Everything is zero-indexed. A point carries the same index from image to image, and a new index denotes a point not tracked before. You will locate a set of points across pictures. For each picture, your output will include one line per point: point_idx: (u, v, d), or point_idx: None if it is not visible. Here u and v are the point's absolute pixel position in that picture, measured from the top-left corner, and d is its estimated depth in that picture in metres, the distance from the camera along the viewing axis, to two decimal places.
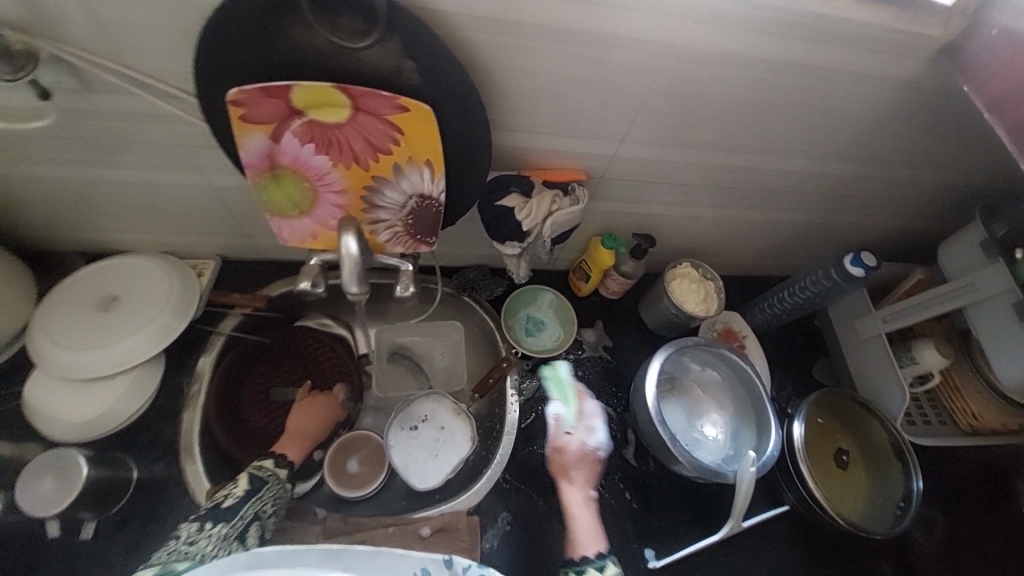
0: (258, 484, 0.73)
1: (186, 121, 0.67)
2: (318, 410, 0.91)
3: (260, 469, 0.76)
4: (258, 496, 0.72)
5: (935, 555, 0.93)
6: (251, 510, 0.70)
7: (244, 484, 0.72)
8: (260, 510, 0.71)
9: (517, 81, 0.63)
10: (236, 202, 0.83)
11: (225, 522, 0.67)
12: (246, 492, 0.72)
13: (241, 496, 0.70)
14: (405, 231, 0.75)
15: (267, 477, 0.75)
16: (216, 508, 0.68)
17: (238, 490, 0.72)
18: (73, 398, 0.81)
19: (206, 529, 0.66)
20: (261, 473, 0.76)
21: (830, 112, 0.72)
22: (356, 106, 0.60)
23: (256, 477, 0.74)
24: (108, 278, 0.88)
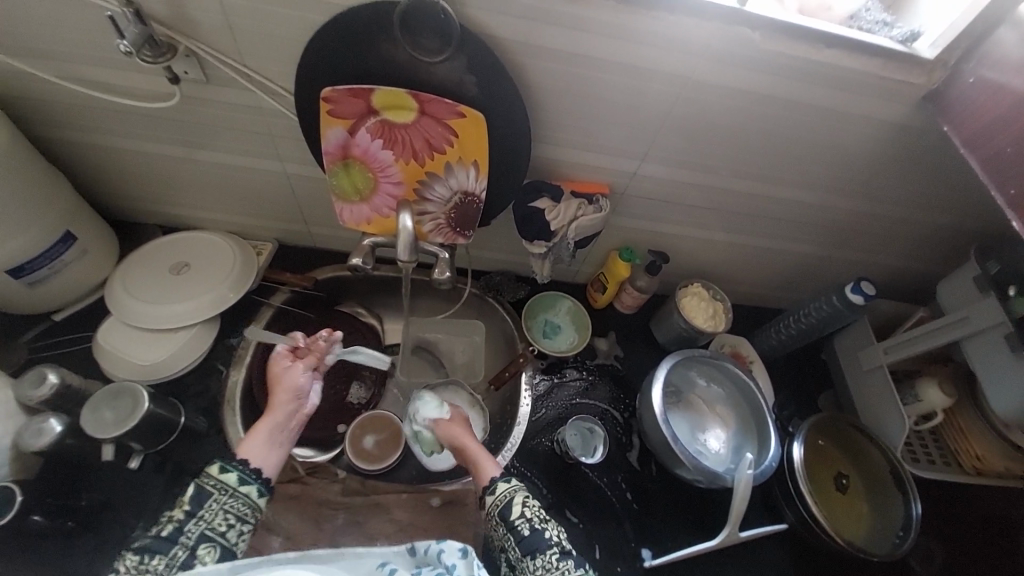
0: (201, 498, 0.63)
1: (279, 114, 0.80)
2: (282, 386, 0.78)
3: (206, 479, 0.65)
4: (201, 516, 0.63)
5: None
6: (197, 530, 0.62)
7: (183, 502, 0.63)
8: (207, 529, 0.62)
9: (557, 100, 0.75)
10: (303, 191, 0.95)
11: (163, 554, 0.60)
12: (186, 512, 0.63)
13: (179, 520, 0.62)
14: (447, 222, 0.86)
15: (212, 490, 0.64)
16: (157, 535, 0.61)
17: (180, 510, 0.63)
18: (139, 344, 0.93)
19: (145, 563, 0.59)
20: (207, 485, 0.64)
21: (832, 148, 0.82)
22: (422, 110, 0.73)
23: (199, 491, 0.64)
24: (181, 247, 1.01)
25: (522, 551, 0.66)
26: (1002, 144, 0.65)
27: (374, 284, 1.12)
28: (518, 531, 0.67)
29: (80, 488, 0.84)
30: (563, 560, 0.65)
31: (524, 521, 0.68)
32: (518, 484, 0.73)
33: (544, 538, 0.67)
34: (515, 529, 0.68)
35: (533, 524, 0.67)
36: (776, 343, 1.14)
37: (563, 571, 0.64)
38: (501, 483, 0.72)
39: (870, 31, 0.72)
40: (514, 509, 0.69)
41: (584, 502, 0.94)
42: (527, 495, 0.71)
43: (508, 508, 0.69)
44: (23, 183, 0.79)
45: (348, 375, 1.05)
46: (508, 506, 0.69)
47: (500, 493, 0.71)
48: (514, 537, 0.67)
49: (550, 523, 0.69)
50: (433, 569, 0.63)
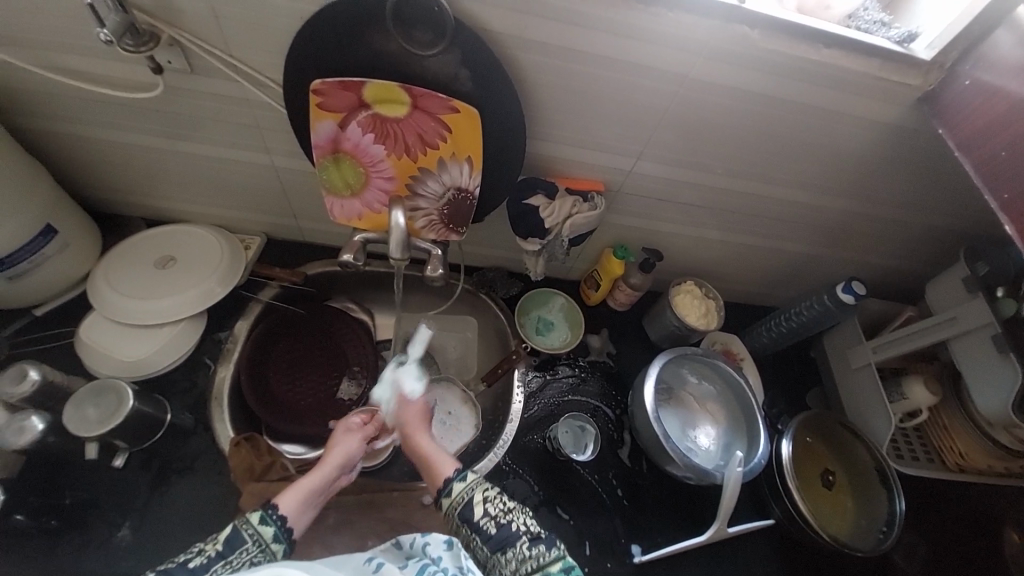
0: (236, 542, 0.61)
1: (266, 106, 0.78)
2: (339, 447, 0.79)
3: (245, 525, 0.63)
4: (229, 561, 0.60)
5: None
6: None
7: (219, 541, 0.61)
8: None
9: (553, 96, 0.74)
10: (292, 184, 0.93)
11: None
12: (218, 552, 0.60)
13: (208, 560, 0.59)
14: (439, 218, 0.84)
15: (247, 538, 0.62)
16: (179, 567, 0.58)
17: (213, 547, 0.60)
18: (123, 340, 0.91)
19: None
20: (245, 531, 0.62)
21: (826, 150, 0.82)
22: (414, 104, 0.71)
23: (236, 534, 0.61)
24: (166, 241, 0.98)
25: (492, 549, 0.66)
26: (996, 147, 0.65)
27: (365, 279, 1.10)
28: (484, 530, 0.67)
29: (64, 487, 0.82)
30: (534, 547, 0.65)
31: (490, 519, 0.68)
32: (479, 478, 0.73)
33: (512, 531, 0.67)
34: (481, 528, 0.67)
35: (498, 520, 0.67)
36: (767, 341, 1.14)
37: (537, 558, 0.64)
38: (456, 483, 0.72)
39: (868, 31, 0.71)
40: (476, 508, 0.68)
41: (575, 499, 0.94)
42: (488, 489, 0.71)
43: (469, 508, 0.68)
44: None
45: (338, 370, 1.02)
46: (469, 506, 0.69)
47: (458, 493, 0.70)
48: (481, 536, 0.67)
49: (516, 513, 0.69)
50: (420, 561, 0.61)
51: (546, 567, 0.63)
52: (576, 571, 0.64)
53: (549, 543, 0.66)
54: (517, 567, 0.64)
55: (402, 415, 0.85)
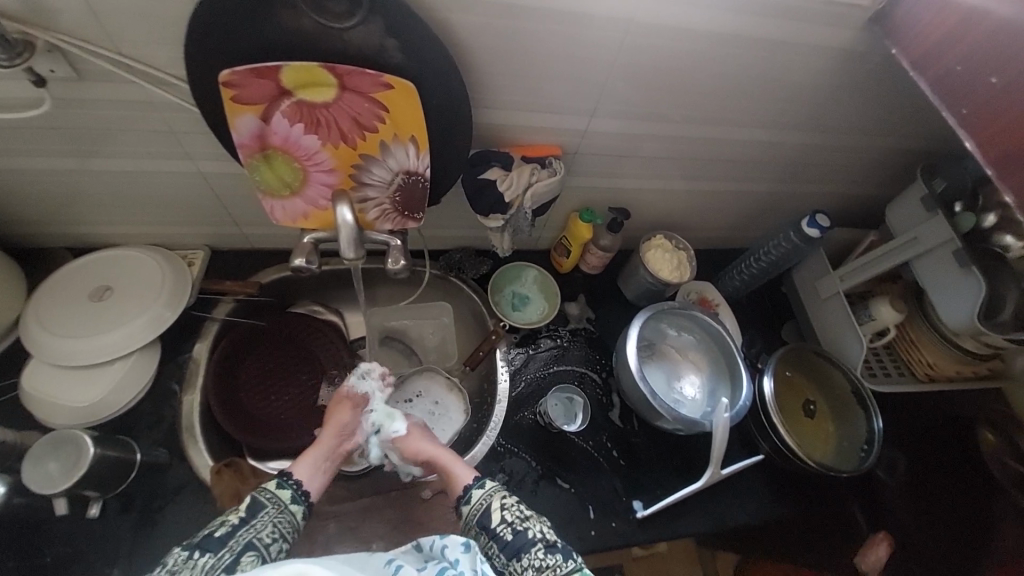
0: (257, 507, 0.68)
1: (176, 107, 0.69)
2: (339, 413, 0.82)
3: (263, 492, 0.70)
4: (252, 523, 0.66)
5: (897, 490, 1.03)
6: (245, 538, 0.65)
7: (241, 509, 0.67)
8: (255, 538, 0.65)
9: (494, 58, 0.68)
10: (226, 190, 0.85)
11: (212, 553, 0.62)
12: (241, 518, 0.66)
13: (233, 525, 0.65)
14: (393, 207, 0.79)
15: (267, 501, 0.69)
16: (208, 537, 0.64)
17: (235, 516, 0.66)
18: (71, 385, 0.83)
19: (193, 559, 0.61)
20: (263, 496, 0.70)
21: (780, 83, 0.80)
22: (342, 84, 0.64)
23: (256, 501, 0.69)
24: (100, 270, 0.90)
25: (507, 556, 0.67)
26: (952, 62, 0.63)
27: (327, 279, 1.04)
28: (501, 536, 0.68)
29: (40, 547, 0.77)
30: (550, 555, 0.66)
31: (506, 525, 0.69)
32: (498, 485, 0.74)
33: (528, 537, 0.68)
34: (499, 535, 0.69)
35: (514, 526, 0.68)
36: (739, 284, 1.15)
37: (552, 568, 0.65)
38: (474, 491, 0.73)
39: None
40: (493, 516, 0.70)
41: (573, 468, 0.94)
42: (505, 496, 0.72)
43: (486, 516, 0.70)
44: None
45: (314, 376, 1.00)
46: (487, 513, 0.70)
47: (476, 502, 0.72)
48: (499, 543, 0.68)
49: (532, 520, 0.70)
50: (438, 564, 0.62)
51: None
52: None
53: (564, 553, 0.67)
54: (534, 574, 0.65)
55: (406, 449, 0.83)
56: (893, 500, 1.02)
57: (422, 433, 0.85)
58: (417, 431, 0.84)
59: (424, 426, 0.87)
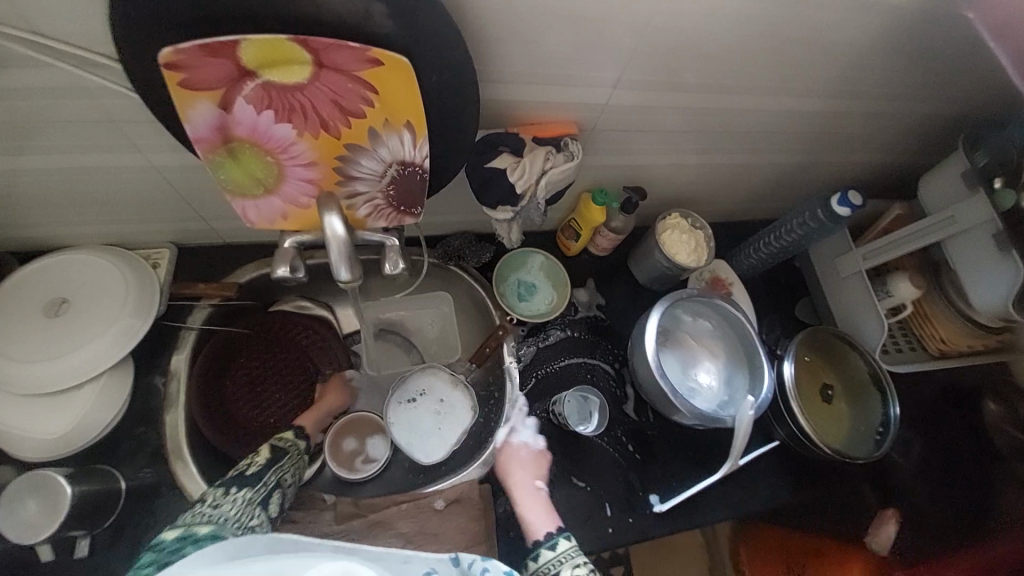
0: (278, 453, 0.74)
1: (112, 93, 0.56)
2: (333, 391, 0.92)
3: (281, 440, 0.77)
4: (280, 464, 0.73)
5: (908, 472, 1.04)
6: (275, 477, 0.71)
7: (266, 453, 0.73)
8: (282, 478, 0.72)
9: (501, 20, 0.56)
10: (186, 185, 0.73)
11: (251, 487, 0.67)
12: (268, 460, 0.72)
13: (264, 464, 0.71)
14: (387, 203, 0.68)
15: (288, 448, 0.77)
16: (241, 474, 0.69)
17: (258, 461, 0.72)
18: (40, 414, 0.75)
19: (233, 492, 0.65)
20: (282, 443, 0.76)
21: (823, 45, 0.69)
22: (319, 62, 0.52)
23: (276, 448, 0.75)
24: (51, 279, 0.78)
25: None
26: None
27: (313, 274, 0.94)
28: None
29: None
30: None
31: None
32: (575, 545, 0.70)
33: None
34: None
35: None
36: (755, 263, 1.09)
37: None
38: (545, 551, 0.69)
39: None
40: None
41: (589, 466, 0.91)
42: (578, 564, 0.67)
43: None
44: None
45: (308, 378, 0.93)
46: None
47: (545, 562, 0.68)
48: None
49: None
50: None
51: None
52: None
53: None
54: None
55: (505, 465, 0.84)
56: (902, 477, 1.03)
57: (529, 456, 0.85)
58: (524, 454, 0.85)
59: (534, 450, 0.85)
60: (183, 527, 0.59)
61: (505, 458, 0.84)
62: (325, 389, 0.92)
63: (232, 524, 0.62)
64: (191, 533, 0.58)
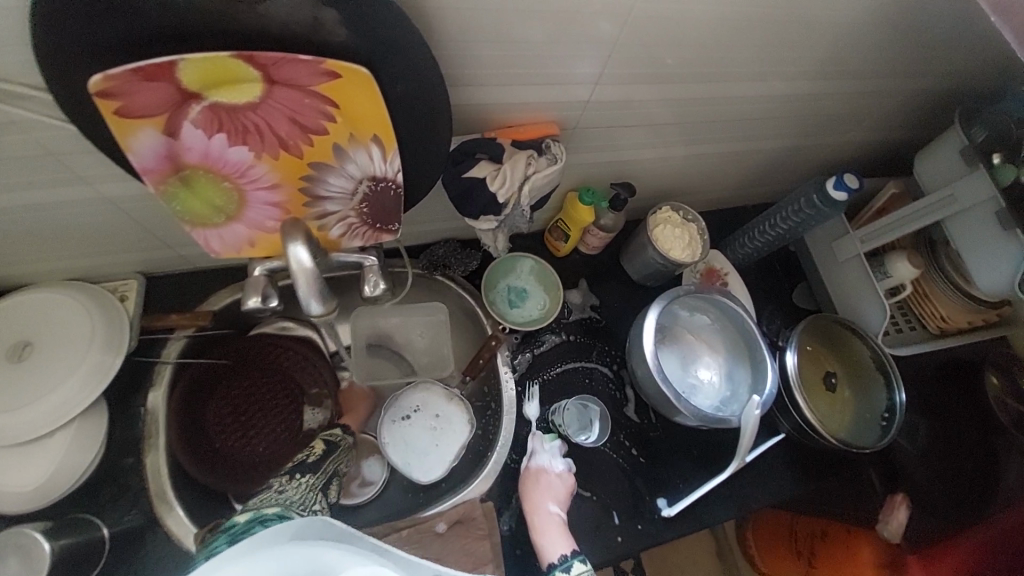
0: (334, 446, 0.73)
1: (46, 124, 0.51)
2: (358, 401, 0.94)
3: (333, 434, 0.75)
4: (337, 454, 0.73)
5: (918, 455, 1.01)
6: (332, 468, 0.71)
7: (320, 445, 0.73)
8: (339, 468, 0.72)
9: (467, 19, 0.51)
10: (144, 213, 0.68)
11: (312, 474, 0.68)
12: (325, 450, 0.72)
13: (322, 453, 0.71)
14: (361, 221, 0.64)
15: (342, 441, 0.75)
16: (302, 462, 0.70)
17: (317, 451, 0.71)
18: (14, 465, 0.71)
19: (297, 479, 0.67)
20: (334, 438, 0.75)
21: (811, 26, 0.65)
22: (270, 78, 0.47)
23: (331, 441, 0.74)
24: (10, 322, 0.73)
25: None
26: None
27: (292, 295, 0.90)
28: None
29: None
30: None
31: None
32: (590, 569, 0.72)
33: None
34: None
35: None
36: (750, 251, 1.06)
37: None
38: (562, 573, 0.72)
39: None
40: None
41: (593, 474, 0.89)
42: None
43: None
44: None
45: (295, 402, 0.90)
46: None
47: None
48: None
49: None
50: None
51: None
52: None
53: None
54: None
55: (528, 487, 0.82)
56: (913, 461, 1.01)
57: (552, 480, 0.82)
58: (544, 479, 0.82)
59: (554, 476, 0.83)
60: (253, 510, 0.60)
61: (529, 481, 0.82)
62: (349, 389, 0.94)
63: (296, 507, 0.64)
64: (260, 515, 0.59)
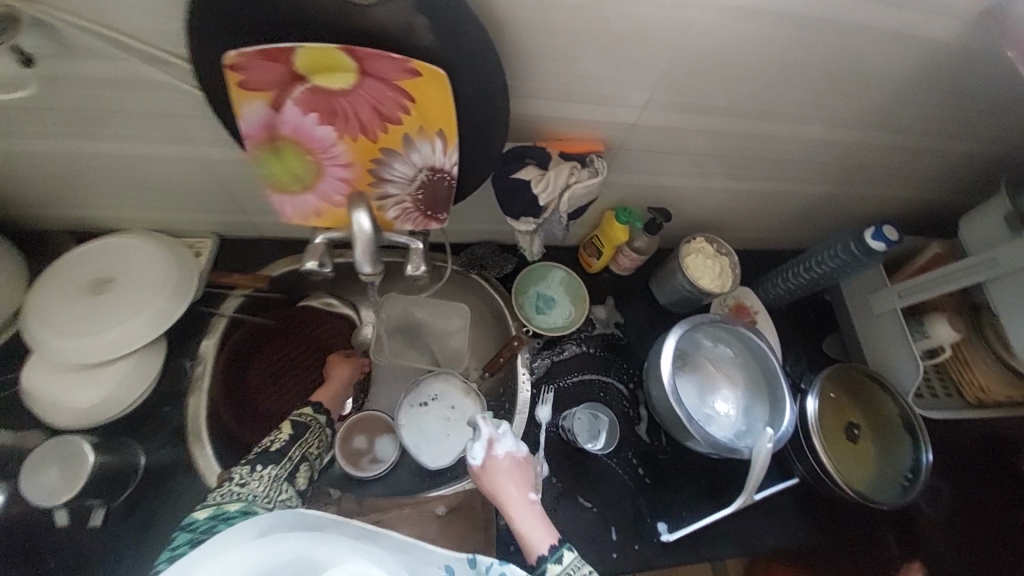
0: (303, 428, 0.77)
1: (176, 90, 0.62)
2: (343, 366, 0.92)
3: (303, 415, 0.79)
4: (304, 440, 0.76)
5: (943, 529, 0.96)
6: (299, 453, 0.74)
7: (287, 429, 0.75)
8: (306, 452, 0.75)
9: (536, 38, 0.59)
10: (232, 178, 0.78)
11: (275, 464, 0.70)
12: (291, 436, 0.74)
13: (287, 441, 0.73)
14: (415, 206, 0.71)
15: (310, 421, 0.78)
16: (265, 451, 0.71)
17: (283, 436, 0.74)
18: (77, 383, 0.79)
19: (259, 470, 0.69)
20: (303, 418, 0.78)
21: (856, 76, 0.69)
22: (363, 70, 0.56)
23: (299, 424, 0.77)
24: (101, 259, 0.84)
25: None
26: None
27: (340, 272, 0.98)
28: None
29: (43, 555, 0.75)
30: None
31: None
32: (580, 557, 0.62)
33: None
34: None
35: None
36: (782, 293, 1.07)
37: None
38: (554, 566, 0.61)
39: None
40: None
41: (596, 487, 0.90)
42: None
43: None
44: None
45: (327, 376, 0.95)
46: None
47: (568, 565, 0.61)
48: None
49: None
50: None
51: None
52: None
53: None
54: None
55: (488, 476, 0.69)
56: (937, 535, 0.95)
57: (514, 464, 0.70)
58: (506, 464, 0.70)
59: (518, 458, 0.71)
60: (214, 506, 0.63)
61: (488, 470, 0.69)
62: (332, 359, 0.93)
63: (261, 501, 0.66)
64: (221, 511, 0.63)
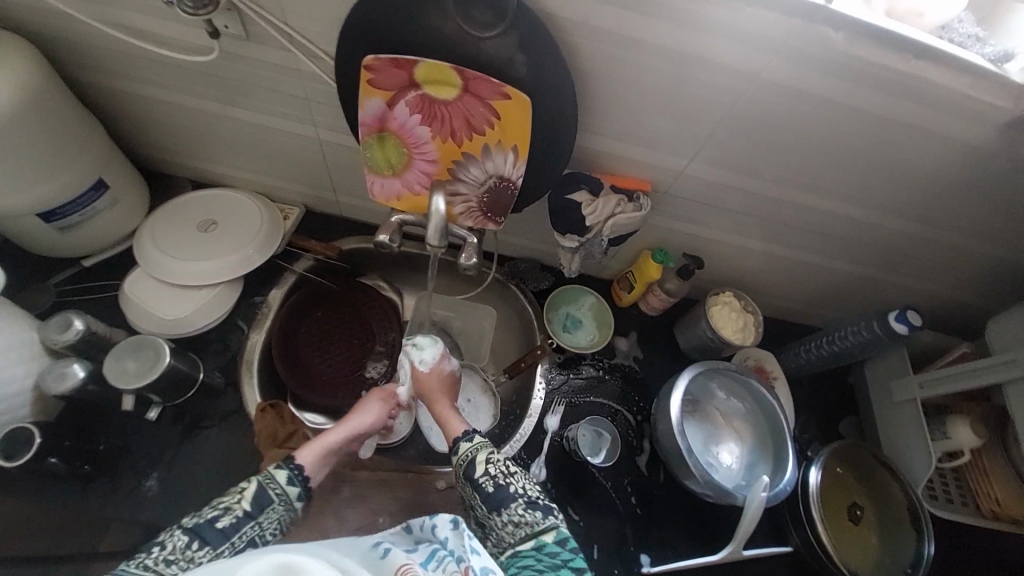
0: (264, 502, 0.65)
1: (315, 79, 0.78)
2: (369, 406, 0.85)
3: (271, 483, 0.67)
4: (257, 521, 0.65)
5: None
6: (247, 535, 0.64)
7: (248, 501, 0.64)
8: (255, 536, 0.65)
9: (610, 86, 0.71)
10: (334, 158, 0.93)
11: (211, 547, 0.61)
12: (247, 511, 0.64)
13: (237, 519, 0.63)
14: (478, 206, 0.82)
15: (275, 498, 0.66)
16: (209, 523, 0.62)
17: (240, 507, 0.64)
18: (165, 299, 0.93)
19: (191, 550, 0.60)
20: (271, 489, 0.67)
21: (893, 166, 0.77)
22: (465, 87, 0.69)
23: (263, 494, 0.66)
24: (210, 204, 1.00)
25: (490, 508, 0.68)
26: None
27: (397, 258, 1.10)
28: (483, 488, 0.69)
29: (100, 434, 0.87)
30: (528, 512, 0.67)
31: (489, 478, 0.70)
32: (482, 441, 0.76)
33: (509, 493, 0.69)
34: (480, 487, 0.70)
35: (497, 480, 0.69)
36: (804, 363, 1.09)
37: (531, 524, 0.67)
38: (462, 443, 0.75)
39: (963, 44, 0.66)
40: (478, 467, 0.71)
41: (587, 502, 0.94)
42: (490, 453, 0.73)
43: (472, 467, 0.71)
44: (70, 129, 0.81)
45: (366, 348, 1.03)
46: (472, 464, 0.72)
47: (462, 453, 0.74)
48: (480, 494, 0.70)
49: (516, 477, 0.71)
50: (429, 545, 0.60)
51: (539, 534, 0.66)
52: (570, 543, 0.66)
53: (546, 508, 0.69)
54: (511, 530, 0.67)
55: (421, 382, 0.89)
56: None
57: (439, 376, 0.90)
58: (433, 374, 0.90)
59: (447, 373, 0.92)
60: None
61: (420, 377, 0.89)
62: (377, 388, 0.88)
63: None
64: None
